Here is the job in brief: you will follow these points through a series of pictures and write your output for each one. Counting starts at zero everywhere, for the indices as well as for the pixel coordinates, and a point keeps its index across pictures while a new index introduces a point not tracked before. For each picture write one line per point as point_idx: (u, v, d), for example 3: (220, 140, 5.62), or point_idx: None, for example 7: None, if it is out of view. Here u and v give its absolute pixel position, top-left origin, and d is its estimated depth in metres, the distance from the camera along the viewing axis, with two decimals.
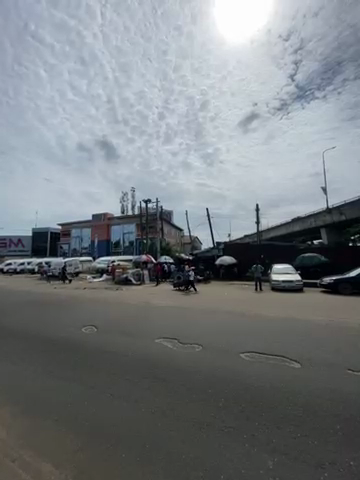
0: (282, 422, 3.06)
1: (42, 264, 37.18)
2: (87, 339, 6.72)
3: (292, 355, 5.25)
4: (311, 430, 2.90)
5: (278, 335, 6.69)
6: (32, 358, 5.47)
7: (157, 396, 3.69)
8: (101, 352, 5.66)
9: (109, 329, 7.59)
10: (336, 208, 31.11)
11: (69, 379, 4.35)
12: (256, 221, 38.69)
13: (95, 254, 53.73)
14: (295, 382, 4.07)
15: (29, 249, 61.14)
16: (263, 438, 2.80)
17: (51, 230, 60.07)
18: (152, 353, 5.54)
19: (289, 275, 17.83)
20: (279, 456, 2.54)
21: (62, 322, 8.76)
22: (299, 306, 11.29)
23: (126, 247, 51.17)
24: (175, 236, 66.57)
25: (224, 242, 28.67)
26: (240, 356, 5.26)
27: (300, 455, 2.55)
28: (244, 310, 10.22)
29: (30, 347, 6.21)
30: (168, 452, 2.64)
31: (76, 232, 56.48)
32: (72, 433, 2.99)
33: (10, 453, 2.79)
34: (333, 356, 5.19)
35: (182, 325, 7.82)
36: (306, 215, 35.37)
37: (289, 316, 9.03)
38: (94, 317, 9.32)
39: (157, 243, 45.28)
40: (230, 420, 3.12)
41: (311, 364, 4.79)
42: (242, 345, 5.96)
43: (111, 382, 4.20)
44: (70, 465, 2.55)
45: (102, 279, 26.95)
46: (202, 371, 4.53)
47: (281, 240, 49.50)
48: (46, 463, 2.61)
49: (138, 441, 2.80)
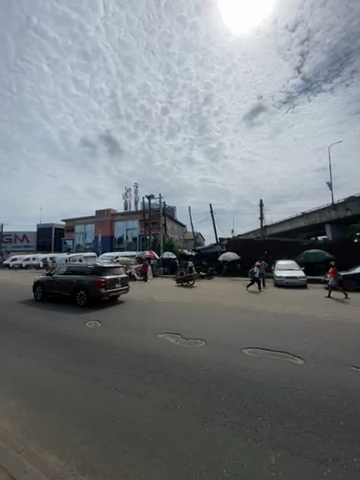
0: (317, 417, 3.11)
1: (46, 261, 37.71)
2: (94, 335, 6.77)
3: (316, 351, 5.31)
4: (353, 425, 2.92)
5: (296, 333, 6.55)
6: (37, 352, 5.57)
7: (173, 392, 3.78)
8: (111, 347, 5.84)
9: (114, 325, 7.66)
10: (342, 202, 30.27)
11: (82, 374, 4.46)
12: (260, 217, 38.33)
13: (99, 251, 54.78)
14: (326, 376, 4.18)
15: (34, 246, 62.69)
16: (298, 433, 2.82)
17: (56, 227, 61.40)
18: (159, 348, 5.70)
19: (298, 271, 16.97)
20: (320, 452, 2.53)
21: (67, 317, 8.62)
22: (313, 302, 10.79)
23: (130, 243, 51.79)
24: (178, 233, 67.21)
25: (228, 237, 28.51)
26: (244, 352, 5.35)
27: (345, 451, 2.53)
28: (254, 307, 9.82)
29: (34, 341, 6.31)
30: (185, 449, 2.62)
31: (79, 229, 57.81)
32: (82, 428, 3.01)
33: (15, 444, 2.75)
34: (335, 353, 5.17)
35: (194, 324, 7.54)
36: (310, 211, 35.20)
37: (301, 313, 8.75)
38: (99, 313, 9.09)
39: (160, 239, 45.79)
40: (256, 414, 3.20)
41: (337, 359, 4.87)
42: (258, 340, 6.06)
43: (123, 376, 4.33)
44: (80, 461, 2.52)
45: None
46: (218, 364, 4.71)
47: (286, 236, 49.16)
48: (52, 457, 2.58)
49: (156, 436, 2.83)
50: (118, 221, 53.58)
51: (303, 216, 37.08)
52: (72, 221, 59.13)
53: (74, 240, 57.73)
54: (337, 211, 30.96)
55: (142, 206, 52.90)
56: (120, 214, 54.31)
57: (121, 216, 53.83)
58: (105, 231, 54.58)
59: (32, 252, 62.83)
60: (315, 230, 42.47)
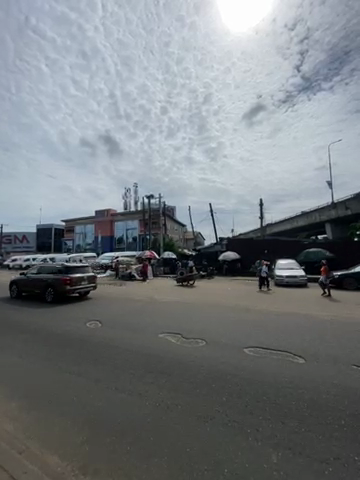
0: (292, 412, 2.95)
1: (47, 261, 37.99)
2: (86, 329, 6.68)
3: (310, 345, 5.08)
4: (327, 421, 2.75)
5: (295, 329, 6.27)
6: (26, 346, 5.58)
7: (149, 386, 3.61)
8: (99, 340, 5.73)
9: (110, 320, 7.50)
10: (341, 202, 30.60)
11: (62, 367, 4.37)
12: (260, 216, 38.52)
13: (99, 251, 55.07)
14: (311, 370, 4.00)
15: (35, 247, 63.04)
16: (268, 430, 2.65)
17: (56, 227, 61.72)
18: (149, 341, 5.53)
19: (294, 271, 17.28)
20: (286, 451, 2.37)
21: (63, 313, 8.60)
22: (313, 302, 10.70)
23: (130, 243, 52.13)
24: (178, 233, 67.55)
25: (227, 237, 28.82)
26: (244, 351, 4.82)
27: (311, 450, 2.37)
28: (254, 305, 9.68)
29: (25, 336, 6.35)
30: (146, 447, 2.48)
31: (79, 230, 58.14)
32: (47, 424, 2.90)
33: (17, 444, 2.58)
34: (343, 354, 4.60)
35: (191, 319, 7.35)
36: (310, 211, 35.40)
37: (301, 310, 8.62)
38: (96, 309, 9.03)
39: (160, 239, 46.04)
40: (232, 407, 3.05)
41: (328, 353, 4.65)
42: (253, 334, 5.84)
43: (102, 371, 4.18)
44: (38, 457, 2.42)
45: (105, 276, 26.52)
46: (203, 358, 4.55)
47: (285, 236, 49.48)
48: (9, 451, 2.49)
49: (120, 433, 2.69)
50: (118, 222, 53.89)
51: (304, 215, 37.29)
52: (72, 221, 59.48)
53: (74, 241, 58.05)
54: (337, 211, 31.23)
55: (142, 206, 53.12)
56: (121, 215, 54.66)
57: (122, 216, 54.15)
58: (105, 231, 54.88)
59: (33, 252, 63.20)
60: (315, 229, 42.68)
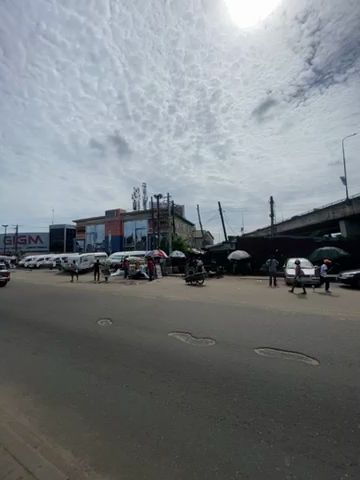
0: (303, 415, 2.82)
1: (58, 261, 39.07)
2: (98, 328, 6.66)
3: (324, 349, 4.76)
4: (340, 427, 2.60)
5: (320, 334, 5.70)
6: (40, 344, 5.65)
7: (158, 387, 3.53)
8: (109, 339, 5.70)
9: (123, 321, 7.25)
10: (357, 199, 29.28)
11: (72, 366, 4.37)
12: (271, 215, 37.53)
13: (109, 251, 55.98)
14: (325, 374, 3.78)
15: (47, 246, 64.87)
16: (280, 434, 2.54)
17: (67, 226, 63.34)
18: (158, 342, 5.39)
19: (306, 271, 16.70)
20: (298, 454, 2.28)
21: (76, 313, 8.50)
22: (330, 303, 10.12)
23: (139, 243, 52.50)
24: (187, 232, 67.49)
25: (236, 237, 28.23)
26: (256, 353, 4.65)
27: (321, 454, 2.27)
28: (268, 307, 9.11)
29: (39, 334, 6.44)
30: (157, 446, 2.45)
31: (89, 229, 59.27)
32: (60, 421, 2.93)
33: (32, 439, 2.63)
34: (356, 357, 4.40)
35: (205, 321, 7.01)
36: (323, 208, 34.14)
37: (320, 313, 8.04)
38: (108, 309, 8.87)
39: (169, 239, 45.97)
40: (244, 410, 2.94)
41: (343, 357, 4.37)
42: (269, 338, 5.44)
43: (112, 370, 4.15)
44: (50, 451, 2.46)
45: (114, 275, 26.83)
46: (213, 359, 4.41)
47: (297, 234, 48.02)
48: (24, 444, 2.53)
49: (129, 431, 2.68)
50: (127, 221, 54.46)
51: (316, 212, 36.06)
52: (83, 222, 60.75)
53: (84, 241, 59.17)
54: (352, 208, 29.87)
55: (150, 205, 53.18)
56: (129, 215, 55.06)
57: (130, 216, 54.49)
58: (114, 231, 55.59)
59: (46, 252, 65.06)
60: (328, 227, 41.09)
